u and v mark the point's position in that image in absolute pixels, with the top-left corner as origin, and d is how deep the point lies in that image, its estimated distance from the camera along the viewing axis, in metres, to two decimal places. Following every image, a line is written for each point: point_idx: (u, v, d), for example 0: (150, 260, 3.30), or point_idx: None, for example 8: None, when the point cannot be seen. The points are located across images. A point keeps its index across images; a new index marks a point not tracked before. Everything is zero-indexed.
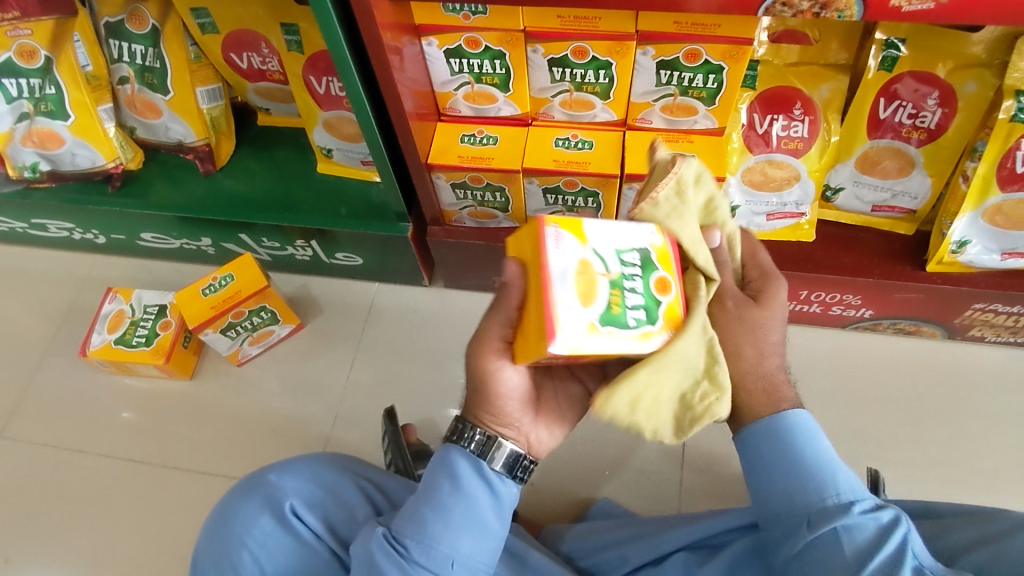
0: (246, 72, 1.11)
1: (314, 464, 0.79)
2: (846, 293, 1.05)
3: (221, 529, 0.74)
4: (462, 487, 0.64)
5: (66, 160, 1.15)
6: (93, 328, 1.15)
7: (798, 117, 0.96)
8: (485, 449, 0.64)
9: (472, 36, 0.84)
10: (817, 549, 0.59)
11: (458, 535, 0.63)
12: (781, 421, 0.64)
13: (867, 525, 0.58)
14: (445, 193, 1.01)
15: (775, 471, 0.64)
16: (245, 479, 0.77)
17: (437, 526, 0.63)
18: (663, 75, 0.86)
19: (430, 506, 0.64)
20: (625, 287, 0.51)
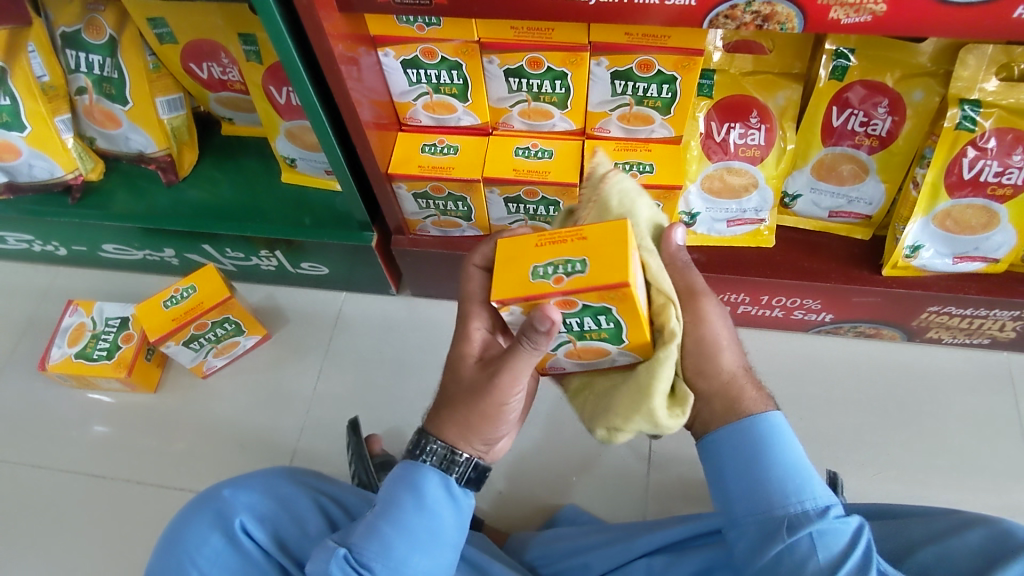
0: (206, 82, 1.10)
1: (268, 477, 0.78)
2: (806, 298, 1.06)
3: (169, 549, 0.72)
4: (423, 504, 0.67)
5: (23, 171, 1.13)
6: (53, 341, 1.14)
7: (754, 125, 0.98)
8: (445, 465, 0.67)
9: (428, 47, 0.85)
10: (794, 554, 0.59)
11: (413, 550, 0.66)
12: (758, 422, 0.64)
13: (839, 532, 0.59)
14: (408, 203, 1.01)
15: (750, 472, 0.63)
16: (197, 495, 0.76)
17: (396, 539, 0.65)
18: (618, 85, 0.86)
19: (388, 520, 0.66)
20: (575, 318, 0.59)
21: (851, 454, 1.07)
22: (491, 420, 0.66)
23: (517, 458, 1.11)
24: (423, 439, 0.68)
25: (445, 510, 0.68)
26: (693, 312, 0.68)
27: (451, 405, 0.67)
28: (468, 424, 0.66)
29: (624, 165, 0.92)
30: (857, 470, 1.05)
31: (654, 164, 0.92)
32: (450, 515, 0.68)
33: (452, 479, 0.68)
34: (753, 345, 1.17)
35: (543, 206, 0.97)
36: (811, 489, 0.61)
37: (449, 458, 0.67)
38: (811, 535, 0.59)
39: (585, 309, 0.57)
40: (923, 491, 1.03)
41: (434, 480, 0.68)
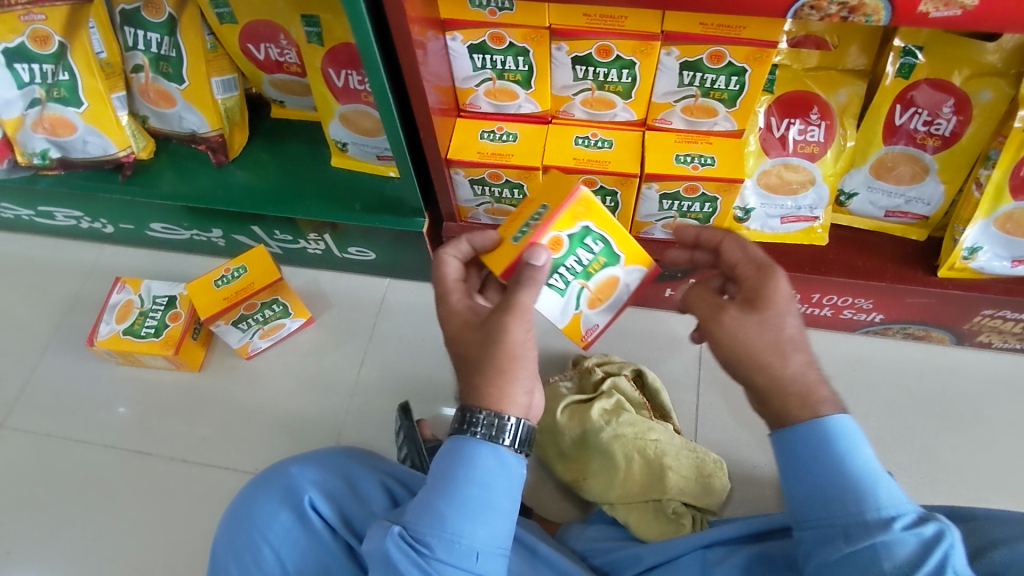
0: (262, 63, 1.10)
1: (334, 458, 0.78)
2: (858, 297, 1.05)
3: (238, 524, 0.72)
4: (474, 477, 0.65)
5: (77, 147, 1.14)
6: (100, 317, 1.15)
7: (815, 121, 0.97)
8: (493, 434, 0.66)
9: (497, 33, 0.84)
10: (858, 560, 0.58)
11: (465, 523, 0.64)
12: (826, 427, 0.63)
13: (908, 540, 0.57)
14: (463, 189, 1.01)
15: (818, 475, 0.62)
16: (264, 471, 0.76)
17: (448, 514, 0.64)
18: (686, 76, 0.86)
19: (440, 495, 0.65)
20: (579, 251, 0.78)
21: (898, 457, 1.07)
22: (518, 361, 0.67)
23: None
24: (465, 413, 0.67)
25: (498, 479, 0.66)
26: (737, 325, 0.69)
27: (464, 368, 0.70)
28: (499, 373, 0.67)
29: (685, 157, 0.92)
30: (904, 473, 1.05)
31: (715, 157, 0.92)
32: (503, 483, 0.66)
33: (502, 448, 0.66)
34: None
35: (600, 196, 0.97)
36: (879, 496, 0.60)
37: (497, 426, 0.66)
38: (873, 547, 0.57)
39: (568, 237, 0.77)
40: (970, 495, 1.03)
41: (483, 450, 0.66)
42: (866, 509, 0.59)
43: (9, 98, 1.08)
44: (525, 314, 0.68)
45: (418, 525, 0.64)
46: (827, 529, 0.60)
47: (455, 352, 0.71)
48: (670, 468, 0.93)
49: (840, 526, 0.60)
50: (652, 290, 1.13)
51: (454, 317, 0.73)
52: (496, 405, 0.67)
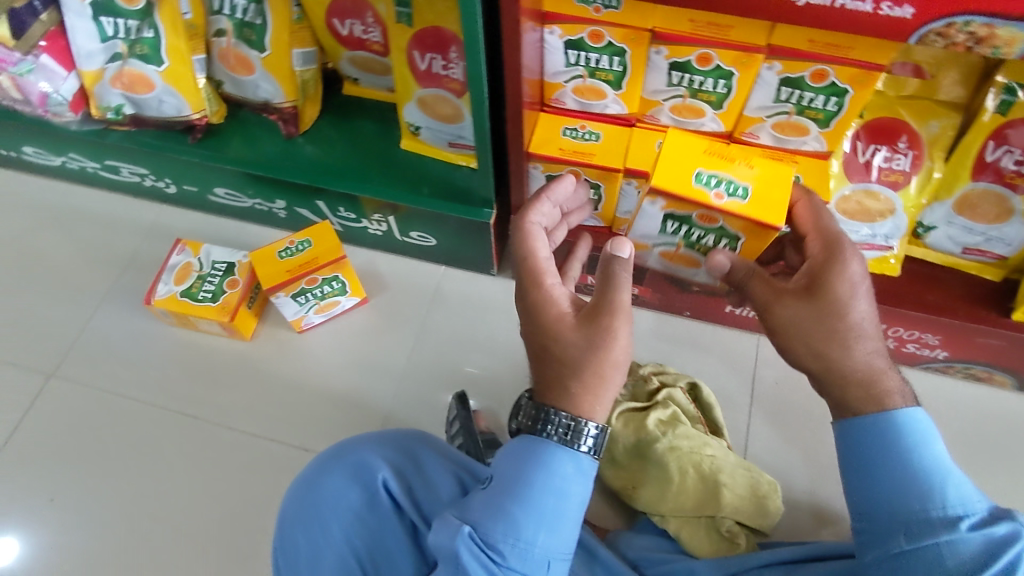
0: (344, 39, 1.10)
1: (405, 441, 0.78)
2: (926, 332, 1.04)
3: (308, 495, 0.73)
4: (551, 483, 0.65)
5: (152, 106, 1.14)
6: (160, 277, 1.15)
7: (901, 150, 0.95)
8: (569, 436, 0.65)
9: (597, 30, 0.83)
10: (921, 556, 0.64)
11: (537, 530, 0.64)
12: (896, 420, 0.69)
13: (972, 538, 0.63)
14: (537, 184, 1.00)
15: (876, 471, 0.69)
16: (336, 448, 0.77)
17: (522, 517, 0.64)
18: (783, 92, 0.85)
19: (514, 498, 0.65)
20: None
21: None
22: (618, 368, 0.67)
23: None
24: (540, 411, 0.66)
25: (575, 486, 0.65)
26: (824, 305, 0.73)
27: (554, 371, 0.67)
28: (599, 381, 0.66)
29: (708, 178, 0.84)
30: None
31: (747, 187, 0.84)
32: (578, 491, 0.66)
33: (581, 455, 0.65)
34: None
35: None
36: (947, 495, 0.66)
37: (574, 429, 0.65)
38: (938, 544, 0.63)
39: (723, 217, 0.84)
40: None
41: (562, 457, 0.65)
42: (931, 507, 0.65)
43: (91, 51, 1.08)
44: (625, 310, 0.68)
45: (489, 524, 0.64)
46: (889, 524, 0.66)
47: (541, 349, 0.68)
48: (724, 485, 0.93)
49: (903, 523, 0.66)
50: (713, 304, 1.12)
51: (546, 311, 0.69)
52: (584, 414, 0.66)
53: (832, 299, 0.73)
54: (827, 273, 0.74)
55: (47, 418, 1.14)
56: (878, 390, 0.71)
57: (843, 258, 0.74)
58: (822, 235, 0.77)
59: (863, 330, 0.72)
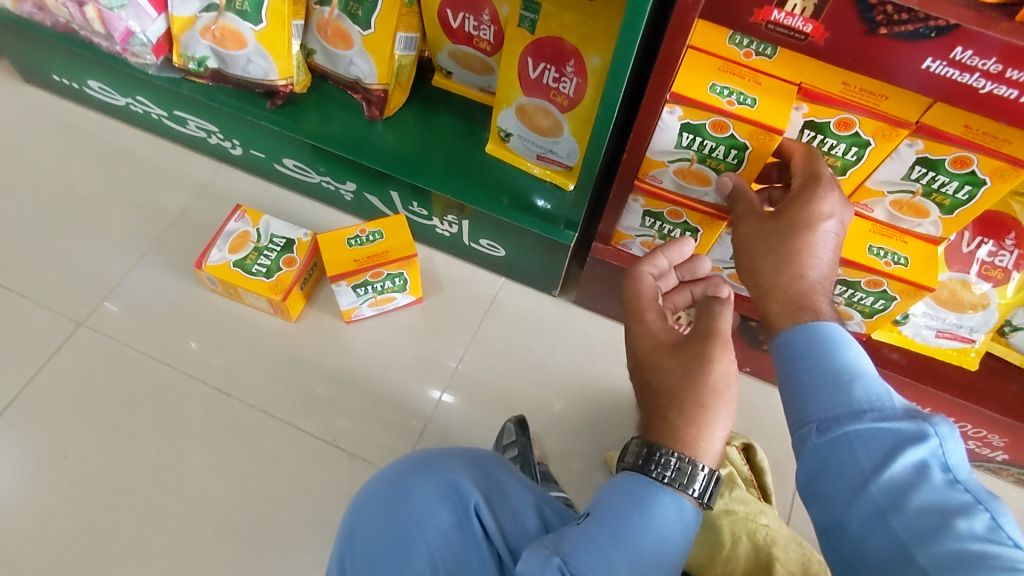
0: (452, 31, 1.05)
1: (495, 468, 0.75)
2: (992, 433, 1.01)
3: (393, 510, 0.71)
4: (653, 524, 0.62)
5: (238, 64, 1.09)
6: (214, 242, 1.10)
7: (1008, 247, 0.93)
8: (677, 479, 0.62)
9: (722, 121, 0.77)
10: (832, 453, 0.59)
11: (634, 572, 0.60)
12: (818, 328, 0.65)
13: (885, 434, 0.58)
14: (631, 216, 0.97)
15: (808, 369, 0.63)
16: (421, 461, 0.75)
17: (618, 556, 0.60)
18: (916, 171, 0.82)
19: (611, 537, 0.61)
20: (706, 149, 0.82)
21: None
22: (721, 399, 0.64)
23: None
24: (648, 451, 0.63)
25: (675, 533, 0.62)
26: (792, 238, 0.70)
27: (657, 404, 0.66)
28: (701, 413, 0.63)
29: (721, 89, 0.77)
30: None
31: (757, 98, 0.76)
32: (677, 539, 0.62)
33: (687, 499, 0.62)
34: None
35: None
36: (857, 393, 0.60)
37: (682, 469, 0.61)
38: (847, 437, 0.59)
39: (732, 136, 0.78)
40: None
41: (666, 500, 0.62)
42: (839, 405, 0.60)
43: None
44: (724, 341, 0.65)
45: (581, 561, 0.61)
46: (805, 416, 0.62)
47: (641, 378, 0.68)
48: (777, 559, 0.83)
49: (816, 419, 0.61)
50: None
51: (644, 337, 0.70)
52: (689, 451, 0.63)
53: (795, 222, 0.70)
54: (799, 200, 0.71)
55: (71, 368, 1.08)
56: (801, 308, 0.68)
57: (817, 192, 0.69)
58: (802, 171, 0.74)
59: (816, 262, 0.70)
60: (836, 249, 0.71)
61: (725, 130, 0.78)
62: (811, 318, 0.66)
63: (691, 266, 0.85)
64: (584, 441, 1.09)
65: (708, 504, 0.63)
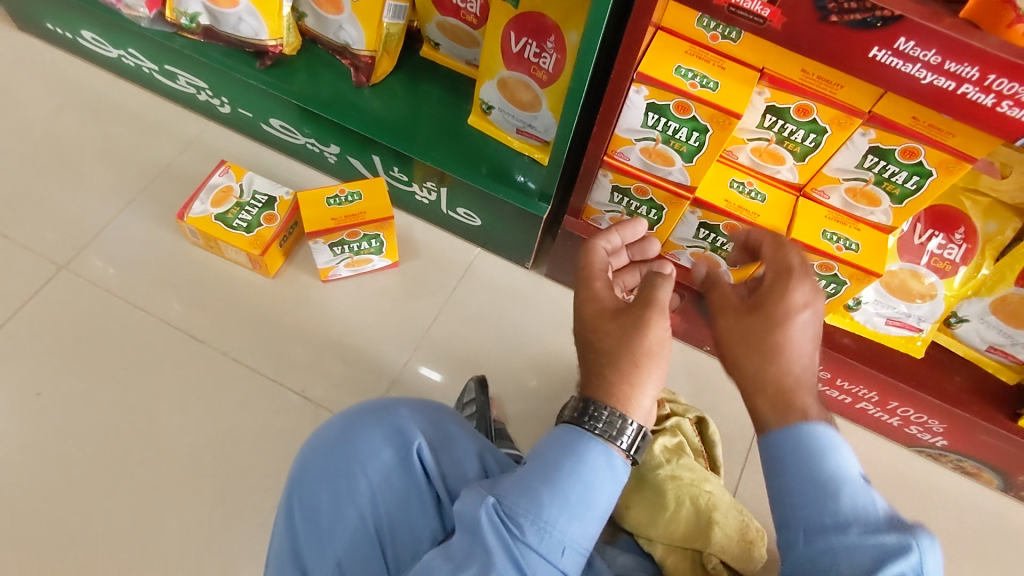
0: (441, 3, 1.08)
1: (440, 416, 0.79)
2: (932, 418, 1.06)
3: (342, 450, 0.75)
4: (582, 472, 0.65)
5: (230, 22, 1.12)
6: (197, 194, 1.13)
7: (956, 241, 0.97)
8: (608, 433, 0.65)
9: (685, 102, 0.81)
10: (816, 562, 0.57)
11: (561, 514, 0.63)
12: (808, 430, 0.63)
13: (865, 549, 0.56)
14: (601, 191, 1.00)
15: (787, 476, 0.62)
16: (374, 405, 0.79)
17: (550, 498, 0.63)
18: (868, 160, 0.86)
19: (544, 481, 0.64)
20: (673, 134, 0.86)
21: None
22: (653, 360, 0.69)
23: None
24: (585, 405, 0.67)
25: (604, 482, 0.65)
26: (774, 328, 0.71)
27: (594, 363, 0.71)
28: (634, 371, 0.68)
29: (686, 71, 0.80)
30: None
31: (719, 82, 0.80)
32: (609, 496, 0.65)
33: (615, 450, 0.66)
34: (854, 442, 1.17)
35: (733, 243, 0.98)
36: (841, 502, 0.59)
37: (614, 423, 0.66)
38: (831, 551, 0.57)
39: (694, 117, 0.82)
40: None
41: (596, 449, 0.66)
42: (825, 513, 0.59)
43: None
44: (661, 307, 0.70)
45: (512, 500, 0.64)
46: (792, 519, 0.61)
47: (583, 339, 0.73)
48: (717, 523, 0.91)
49: (804, 523, 0.60)
50: None
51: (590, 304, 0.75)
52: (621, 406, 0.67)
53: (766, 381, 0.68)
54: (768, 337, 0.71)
55: (50, 309, 1.10)
56: (788, 403, 0.66)
57: (791, 283, 0.74)
58: (773, 262, 0.78)
59: (800, 356, 0.70)
60: (815, 344, 0.72)
61: (689, 112, 0.82)
62: (800, 420, 0.64)
63: (641, 246, 0.95)
64: (545, 407, 1.13)
65: (635, 458, 0.67)
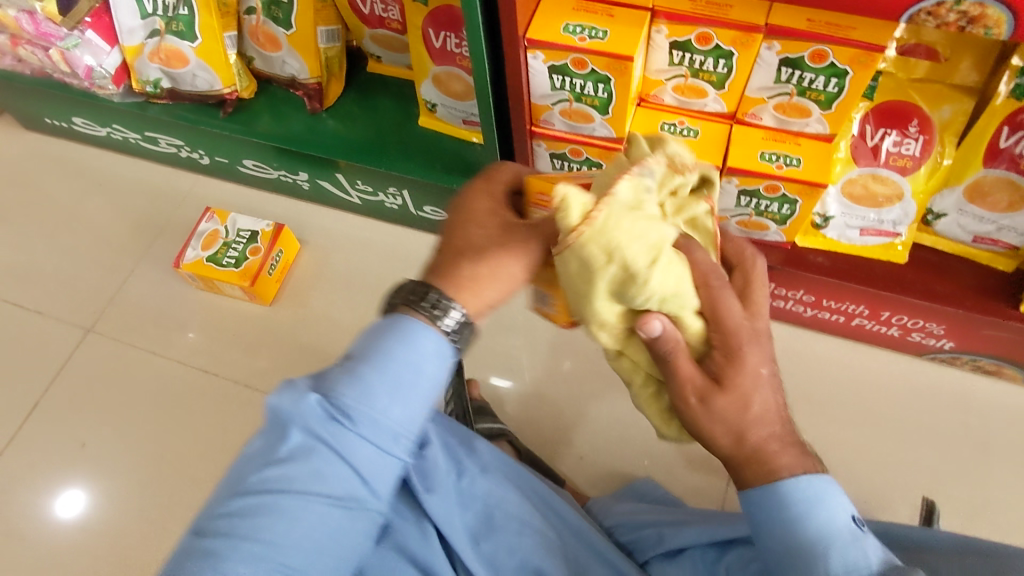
0: (366, 18, 1.14)
1: None
2: (930, 321, 1.03)
3: None
4: (407, 358, 0.60)
5: (187, 80, 1.21)
6: (189, 242, 1.23)
7: (912, 134, 0.93)
8: (436, 311, 0.61)
9: (580, 58, 0.82)
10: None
11: (392, 402, 0.59)
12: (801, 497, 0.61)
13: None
14: (542, 161, 1.03)
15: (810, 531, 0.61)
16: None
17: (378, 364, 0.59)
18: (783, 73, 0.85)
19: (370, 363, 0.58)
20: (582, 91, 0.87)
21: (945, 489, 1.05)
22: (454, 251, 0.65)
23: (604, 426, 1.14)
24: (421, 288, 0.62)
25: (426, 366, 0.60)
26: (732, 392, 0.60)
27: None
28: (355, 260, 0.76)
29: (574, 27, 0.82)
30: (949, 506, 1.03)
31: (608, 31, 0.81)
32: (434, 366, 0.61)
33: (433, 335, 0.61)
34: (859, 361, 1.15)
35: None
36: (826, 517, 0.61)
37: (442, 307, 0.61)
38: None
39: (593, 70, 0.84)
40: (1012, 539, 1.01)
41: (417, 333, 0.60)
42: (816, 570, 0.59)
43: (131, 27, 1.16)
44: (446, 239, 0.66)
45: (316, 368, 0.60)
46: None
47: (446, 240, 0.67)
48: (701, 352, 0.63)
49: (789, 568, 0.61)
50: None
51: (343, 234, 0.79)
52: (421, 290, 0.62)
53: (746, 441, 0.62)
54: (740, 399, 0.60)
55: (85, 369, 1.23)
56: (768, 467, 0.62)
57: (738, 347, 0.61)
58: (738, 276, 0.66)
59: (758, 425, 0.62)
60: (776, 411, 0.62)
61: (586, 65, 0.84)
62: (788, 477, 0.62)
63: None
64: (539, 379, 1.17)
65: None
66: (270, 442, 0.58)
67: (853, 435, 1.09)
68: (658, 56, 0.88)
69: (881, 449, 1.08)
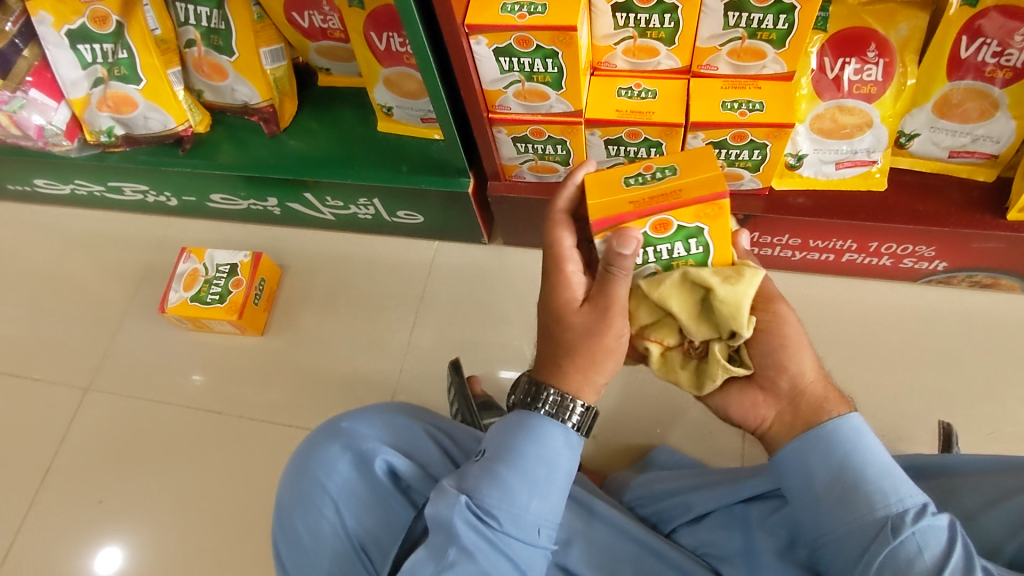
0: (307, 32, 1.12)
1: (361, 407, 0.89)
2: (919, 245, 1.02)
3: (305, 476, 0.83)
4: (542, 453, 0.68)
5: (139, 124, 1.19)
6: (170, 286, 1.22)
7: (872, 59, 0.90)
8: (557, 411, 0.69)
9: (522, 36, 0.81)
10: (895, 556, 0.58)
11: (532, 497, 0.67)
12: (839, 430, 0.66)
13: (937, 529, 0.58)
14: (506, 147, 1.01)
15: (847, 479, 0.64)
16: (321, 426, 0.87)
17: (518, 468, 0.68)
18: (731, 17, 0.83)
19: (504, 464, 0.68)
20: (534, 70, 0.86)
21: (959, 408, 1.05)
22: (610, 355, 0.69)
23: (614, 401, 1.14)
24: (532, 388, 0.70)
25: (563, 460, 0.69)
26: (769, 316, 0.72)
27: (550, 349, 0.70)
28: (590, 363, 0.68)
29: (512, 5, 0.81)
30: (965, 424, 1.03)
31: (546, 3, 0.80)
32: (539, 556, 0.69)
33: (568, 429, 0.69)
34: (855, 295, 1.14)
35: (645, 148, 0.96)
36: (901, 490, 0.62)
37: (561, 404, 0.69)
38: (913, 535, 0.58)
39: (540, 46, 0.82)
40: None
41: (553, 430, 0.69)
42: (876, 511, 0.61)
43: (74, 79, 1.14)
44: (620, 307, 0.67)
45: (490, 466, 0.69)
46: (863, 521, 0.61)
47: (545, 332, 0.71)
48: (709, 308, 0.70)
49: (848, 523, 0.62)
50: None
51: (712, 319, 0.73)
52: (576, 391, 0.69)
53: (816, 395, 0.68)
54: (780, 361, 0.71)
55: (90, 429, 1.22)
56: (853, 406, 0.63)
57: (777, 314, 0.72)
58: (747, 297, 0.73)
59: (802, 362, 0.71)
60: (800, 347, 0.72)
61: (530, 43, 0.82)
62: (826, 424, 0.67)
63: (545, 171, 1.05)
64: None
65: (585, 429, 0.70)
66: (438, 547, 0.68)
67: (860, 371, 1.09)
68: (602, 18, 0.87)
69: (889, 380, 1.08)
